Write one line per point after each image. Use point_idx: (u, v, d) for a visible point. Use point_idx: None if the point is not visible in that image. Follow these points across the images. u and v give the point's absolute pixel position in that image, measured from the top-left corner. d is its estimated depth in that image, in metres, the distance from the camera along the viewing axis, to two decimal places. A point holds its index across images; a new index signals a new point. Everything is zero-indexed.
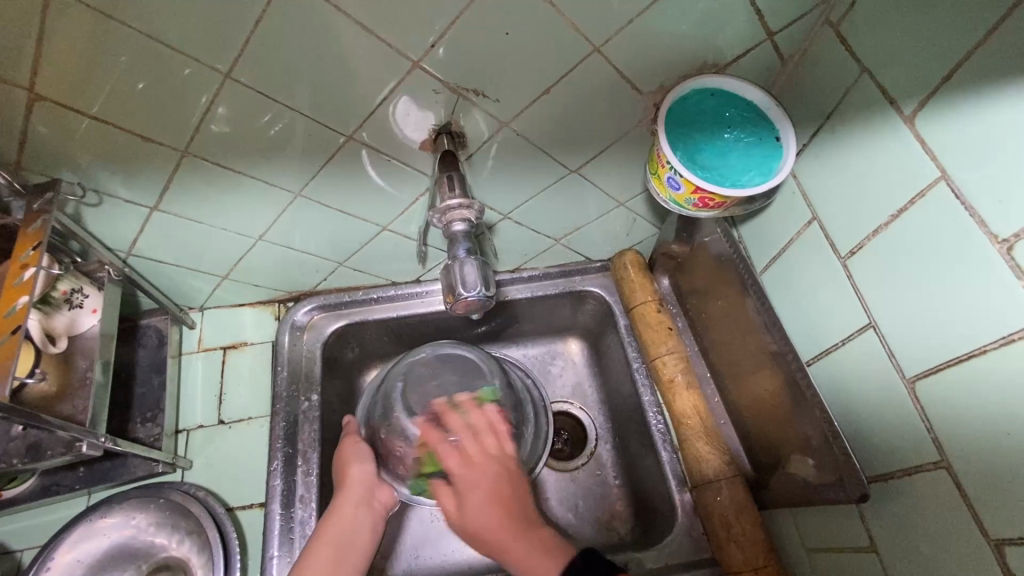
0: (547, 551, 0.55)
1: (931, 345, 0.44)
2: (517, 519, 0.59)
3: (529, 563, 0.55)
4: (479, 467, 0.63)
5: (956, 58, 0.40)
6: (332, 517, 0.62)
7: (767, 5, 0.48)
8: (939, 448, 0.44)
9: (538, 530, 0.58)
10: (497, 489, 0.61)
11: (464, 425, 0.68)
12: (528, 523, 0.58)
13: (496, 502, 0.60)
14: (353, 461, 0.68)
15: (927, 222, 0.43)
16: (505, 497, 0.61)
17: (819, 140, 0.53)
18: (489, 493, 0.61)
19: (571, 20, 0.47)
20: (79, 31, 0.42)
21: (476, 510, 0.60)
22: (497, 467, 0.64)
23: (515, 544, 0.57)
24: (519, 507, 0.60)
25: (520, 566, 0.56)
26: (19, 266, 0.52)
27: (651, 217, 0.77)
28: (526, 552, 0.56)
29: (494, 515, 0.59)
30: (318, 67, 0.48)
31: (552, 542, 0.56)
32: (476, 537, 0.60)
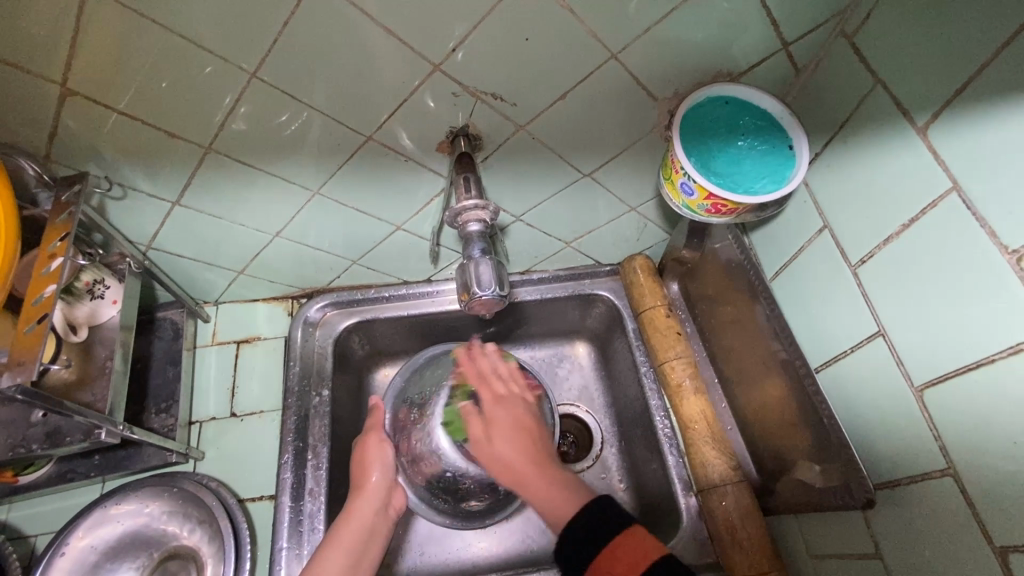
0: (558, 487, 0.54)
1: (939, 353, 0.45)
2: (536, 458, 0.58)
3: (547, 497, 0.54)
4: (507, 403, 0.64)
5: (969, 72, 0.40)
6: (351, 520, 0.63)
7: (782, 16, 0.49)
8: (945, 455, 0.44)
9: (557, 467, 0.57)
10: (521, 423, 0.62)
11: (489, 368, 0.69)
12: (545, 463, 0.58)
13: (521, 430, 0.61)
14: (373, 467, 0.69)
15: (938, 232, 0.44)
16: (529, 431, 0.61)
17: (832, 149, 0.54)
18: (516, 430, 0.61)
19: (589, 27, 0.48)
20: (113, 29, 0.44)
21: (503, 441, 0.60)
22: (525, 405, 0.65)
23: (535, 477, 0.56)
24: (539, 448, 0.60)
25: (536, 498, 0.55)
26: (46, 256, 0.54)
27: (661, 222, 0.77)
28: (546, 487, 0.55)
29: (523, 458, 0.58)
30: (341, 68, 0.49)
31: (576, 485, 0.54)
32: (515, 477, 0.58)
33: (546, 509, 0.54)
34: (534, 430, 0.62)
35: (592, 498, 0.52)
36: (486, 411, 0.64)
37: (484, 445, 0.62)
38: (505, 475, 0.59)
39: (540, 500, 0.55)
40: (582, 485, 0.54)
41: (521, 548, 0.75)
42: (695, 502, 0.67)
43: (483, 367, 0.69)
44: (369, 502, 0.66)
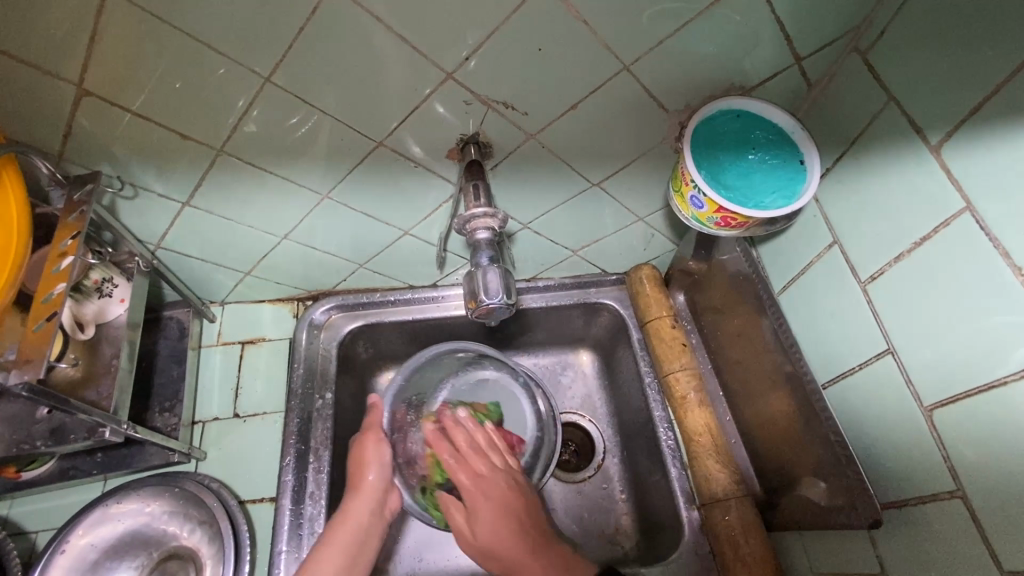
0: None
1: (950, 372, 0.44)
2: (526, 542, 0.63)
3: None
4: (486, 484, 0.67)
5: (983, 92, 0.40)
6: (345, 521, 0.64)
7: (796, 31, 0.49)
8: (954, 476, 0.44)
9: (556, 546, 0.63)
10: (508, 509, 0.65)
11: (464, 441, 0.72)
12: (541, 542, 0.63)
13: (509, 522, 0.64)
14: (370, 466, 0.68)
15: (949, 251, 0.43)
16: (514, 508, 0.65)
17: (843, 164, 0.54)
18: (500, 514, 0.65)
19: (602, 38, 0.48)
20: (130, 32, 0.44)
21: (489, 530, 0.64)
22: (504, 481, 0.68)
23: (531, 560, 0.61)
24: (525, 514, 0.65)
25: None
26: (57, 254, 0.54)
27: (668, 233, 0.77)
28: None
29: (501, 534, 0.63)
30: (353, 74, 0.50)
31: (569, 569, 0.61)
32: (485, 558, 0.64)
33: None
34: (512, 500, 0.66)
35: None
36: (466, 499, 0.67)
37: (473, 522, 0.65)
38: (494, 568, 0.63)
39: (529, 572, 0.61)
40: (580, 567, 0.62)
41: None
42: (697, 516, 0.67)
43: (461, 441, 0.72)
44: (365, 501, 0.65)
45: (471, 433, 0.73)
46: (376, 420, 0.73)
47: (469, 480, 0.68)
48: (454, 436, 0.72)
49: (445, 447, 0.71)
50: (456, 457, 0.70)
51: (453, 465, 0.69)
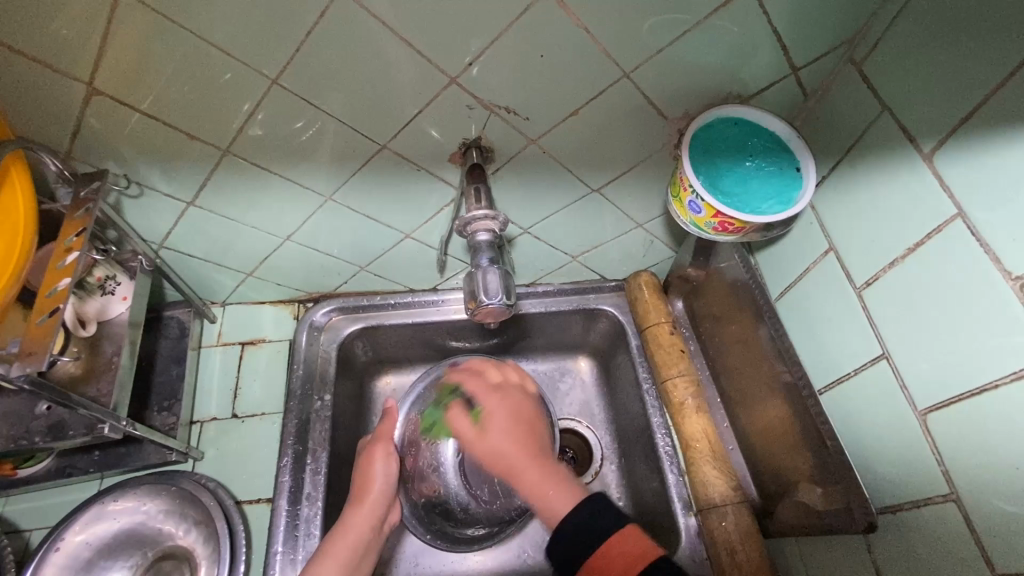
0: (563, 482, 0.53)
1: (943, 377, 0.45)
2: (520, 438, 0.57)
3: (543, 492, 0.53)
4: (507, 391, 0.63)
5: (974, 101, 0.41)
6: (348, 532, 0.63)
7: (792, 42, 0.50)
8: (949, 480, 0.44)
9: (556, 463, 0.55)
10: (520, 415, 0.60)
11: (484, 377, 0.67)
12: (548, 458, 0.56)
13: (516, 421, 0.59)
14: (375, 479, 0.67)
15: (942, 257, 0.44)
16: (522, 417, 0.60)
17: (839, 172, 0.55)
18: (512, 415, 0.60)
19: (603, 46, 0.49)
20: (141, 33, 0.45)
21: (499, 429, 0.58)
22: (525, 398, 0.63)
23: (532, 468, 0.54)
24: (540, 441, 0.58)
25: (533, 491, 0.53)
26: (62, 250, 0.55)
27: (667, 240, 0.78)
28: (536, 478, 0.53)
29: (511, 438, 0.57)
30: (358, 78, 0.51)
31: (566, 476, 0.54)
32: (497, 462, 0.57)
33: (561, 501, 0.52)
34: (522, 418, 0.60)
35: (584, 495, 0.51)
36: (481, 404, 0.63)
37: (482, 441, 0.58)
38: (501, 467, 0.56)
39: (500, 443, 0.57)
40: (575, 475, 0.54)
41: (516, 562, 0.75)
42: (694, 522, 0.67)
43: (496, 373, 0.67)
44: (369, 514, 0.65)
45: (488, 374, 0.68)
46: (386, 432, 0.71)
47: (472, 423, 0.60)
48: (467, 379, 0.67)
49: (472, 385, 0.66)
50: (485, 389, 0.64)
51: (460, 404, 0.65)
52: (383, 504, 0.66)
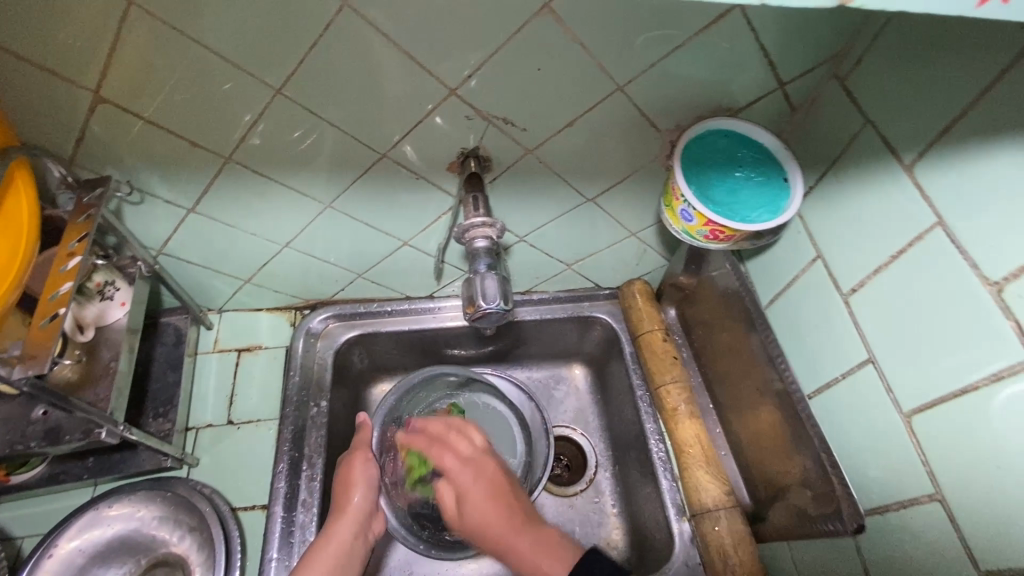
0: (550, 552, 0.59)
1: (926, 381, 0.46)
2: (494, 488, 0.66)
3: (534, 560, 0.59)
4: (479, 464, 0.69)
5: (952, 116, 0.43)
6: (329, 542, 0.62)
7: (780, 58, 0.52)
8: (934, 480, 0.45)
9: (541, 528, 0.62)
10: (496, 484, 0.67)
11: (441, 428, 0.73)
12: (529, 520, 0.64)
13: (494, 494, 0.66)
14: (352, 489, 0.68)
15: (924, 263, 0.46)
16: (501, 488, 0.66)
17: (825, 183, 0.57)
18: (492, 495, 0.65)
19: (598, 61, 0.51)
20: (148, 43, 0.46)
21: (477, 506, 0.65)
22: (489, 460, 0.70)
23: (518, 535, 0.62)
24: (514, 501, 0.65)
25: (519, 557, 0.61)
26: (65, 255, 0.55)
27: (661, 249, 0.80)
28: (526, 550, 0.60)
29: (486, 516, 0.64)
30: (360, 89, 0.52)
31: (552, 541, 0.61)
32: (489, 539, 0.63)
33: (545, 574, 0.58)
34: (500, 491, 0.66)
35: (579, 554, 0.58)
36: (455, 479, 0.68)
37: (469, 501, 0.66)
38: (484, 536, 0.64)
39: (519, 543, 0.61)
40: (567, 543, 0.61)
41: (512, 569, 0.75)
42: (687, 527, 0.68)
43: (465, 448, 0.71)
44: (349, 523, 0.64)
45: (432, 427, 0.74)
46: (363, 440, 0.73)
47: (469, 475, 0.68)
48: (415, 434, 0.74)
49: (422, 440, 0.73)
50: (457, 450, 0.71)
51: (436, 447, 0.72)
52: (363, 511, 0.66)
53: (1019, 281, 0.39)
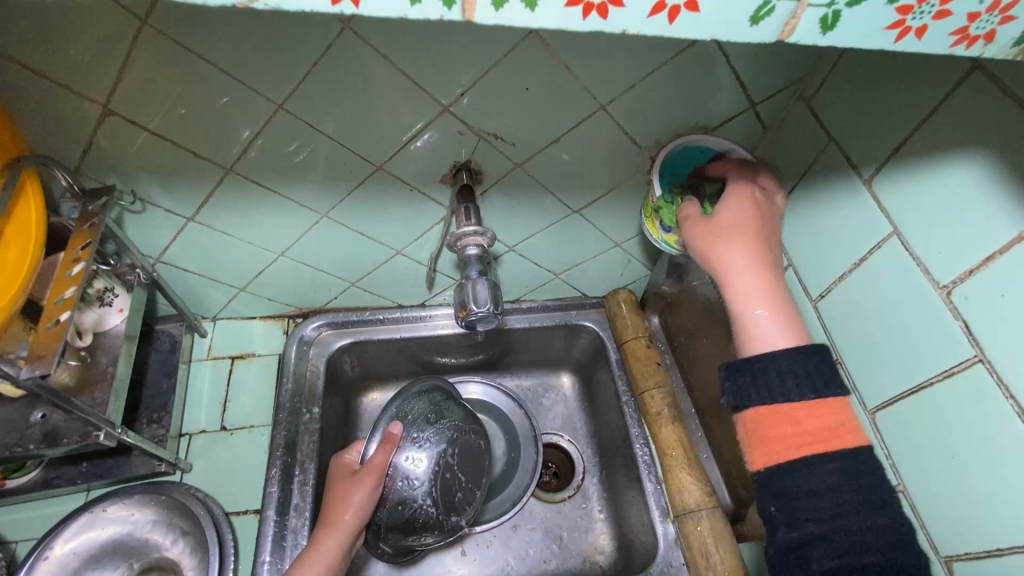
0: (783, 315, 0.48)
1: (888, 379, 0.49)
2: (765, 257, 0.50)
3: (775, 345, 0.47)
4: (749, 207, 0.53)
5: (902, 134, 0.47)
6: (319, 559, 0.61)
7: (750, 80, 0.56)
8: (895, 471, 0.50)
9: (784, 298, 0.49)
10: (761, 227, 0.52)
11: (727, 220, 0.52)
12: (769, 261, 0.50)
13: (769, 294, 0.49)
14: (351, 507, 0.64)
15: (884, 270, 0.49)
16: (767, 257, 0.50)
17: (795, 197, 0.60)
18: (751, 235, 0.50)
19: (582, 82, 0.54)
20: (157, 59, 0.49)
21: (740, 253, 0.50)
22: (755, 210, 0.53)
23: (763, 300, 0.48)
24: (773, 243, 0.52)
25: (784, 373, 0.45)
26: (70, 260, 0.57)
27: (644, 259, 0.83)
28: (778, 343, 0.46)
29: (767, 282, 0.49)
30: (358, 105, 0.55)
31: (782, 329, 0.47)
32: (711, 251, 0.52)
33: (776, 345, 0.46)
34: (761, 227, 0.52)
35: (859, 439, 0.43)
36: (716, 215, 0.53)
37: (750, 305, 0.49)
38: (734, 302, 0.50)
39: (767, 330, 0.47)
40: (799, 318, 0.48)
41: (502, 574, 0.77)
42: (672, 528, 0.70)
43: (732, 214, 0.52)
44: (340, 540, 0.62)
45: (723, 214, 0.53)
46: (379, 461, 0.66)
47: (734, 239, 0.51)
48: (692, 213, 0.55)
49: (704, 226, 0.53)
50: (738, 225, 0.51)
51: (714, 231, 0.52)
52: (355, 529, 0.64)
53: (966, 284, 0.42)
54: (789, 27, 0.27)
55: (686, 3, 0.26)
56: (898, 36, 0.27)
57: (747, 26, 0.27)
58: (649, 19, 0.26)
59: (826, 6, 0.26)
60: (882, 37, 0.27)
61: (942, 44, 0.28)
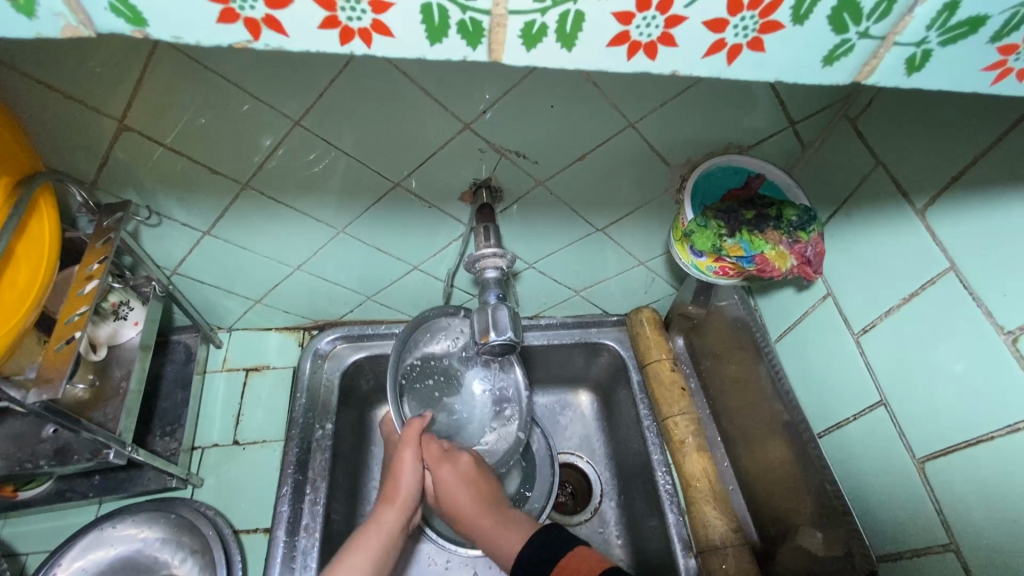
0: (511, 527, 0.61)
1: (945, 426, 0.46)
2: (486, 502, 0.64)
3: (501, 535, 0.61)
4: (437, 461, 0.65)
5: (964, 161, 0.43)
6: (377, 531, 0.61)
7: (790, 99, 0.52)
8: (947, 529, 0.46)
9: (507, 511, 0.64)
10: (468, 475, 0.65)
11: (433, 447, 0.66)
12: (495, 505, 0.64)
13: (469, 484, 0.64)
14: (403, 474, 0.64)
15: (940, 306, 0.46)
16: (475, 476, 0.65)
17: (837, 220, 0.57)
18: (468, 471, 0.65)
19: (611, 100, 0.51)
20: (170, 73, 0.47)
21: (452, 486, 0.64)
22: (480, 471, 0.66)
23: (484, 517, 0.62)
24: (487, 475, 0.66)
25: (493, 543, 0.61)
26: (83, 277, 0.57)
27: (669, 278, 0.80)
28: (489, 530, 0.62)
29: (472, 490, 0.64)
30: (373, 122, 0.53)
31: (518, 523, 0.62)
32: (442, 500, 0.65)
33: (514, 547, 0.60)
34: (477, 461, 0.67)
35: (531, 533, 0.60)
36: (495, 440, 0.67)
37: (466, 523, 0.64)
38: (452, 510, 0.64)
39: (505, 540, 0.61)
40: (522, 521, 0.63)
41: None
42: (693, 564, 0.66)
43: (455, 469, 0.65)
44: (400, 514, 0.63)
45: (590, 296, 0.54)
46: (414, 436, 0.65)
47: (456, 487, 0.64)
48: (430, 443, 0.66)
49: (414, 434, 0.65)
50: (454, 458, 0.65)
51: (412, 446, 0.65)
52: (413, 504, 0.64)
53: None
54: (870, 66, 0.26)
55: (751, 41, 0.25)
56: (999, 77, 0.26)
57: (820, 66, 0.26)
58: (703, 59, 0.26)
59: (915, 45, 0.25)
60: (980, 78, 0.26)
61: (973, 78, 0.26)
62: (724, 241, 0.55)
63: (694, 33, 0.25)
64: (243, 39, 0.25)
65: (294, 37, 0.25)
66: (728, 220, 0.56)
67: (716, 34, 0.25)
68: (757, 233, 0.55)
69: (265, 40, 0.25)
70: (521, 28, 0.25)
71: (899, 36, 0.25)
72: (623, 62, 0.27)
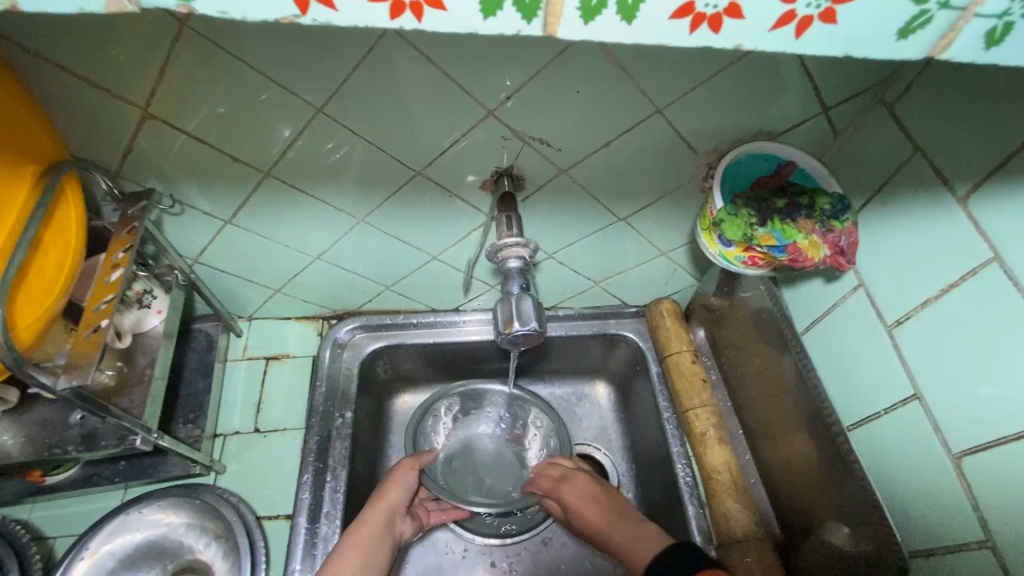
0: (630, 523, 0.65)
1: (983, 421, 0.45)
2: (619, 513, 0.67)
3: (634, 547, 0.62)
4: (576, 486, 0.71)
5: (1012, 146, 0.41)
6: (362, 532, 0.64)
7: (824, 84, 0.51)
8: (984, 527, 0.45)
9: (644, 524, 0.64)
10: (597, 492, 0.70)
11: (558, 472, 0.74)
12: (626, 515, 0.66)
13: (594, 501, 0.69)
14: (397, 487, 0.69)
15: (981, 297, 0.44)
16: (601, 493, 0.69)
17: (870, 210, 0.55)
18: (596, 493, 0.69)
19: (638, 84, 0.50)
20: (194, 59, 0.46)
21: (587, 507, 0.68)
22: (590, 481, 0.71)
23: (616, 529, 0.65)
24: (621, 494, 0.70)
25: (619, 547, 0.63)
26: (110, 266, 0.57)
27: (691, 268, 0.78)
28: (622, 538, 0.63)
29: (603, 510, 0.68)
30: (396, 109, 0.52)
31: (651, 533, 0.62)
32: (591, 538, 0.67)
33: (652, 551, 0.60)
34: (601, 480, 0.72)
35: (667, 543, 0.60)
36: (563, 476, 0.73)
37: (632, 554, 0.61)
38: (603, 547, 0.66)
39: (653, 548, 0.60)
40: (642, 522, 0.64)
41: None
42: (713, 557, 0.65)
43: (575, 494, 0.70)
44: (383, 516, 0.66)
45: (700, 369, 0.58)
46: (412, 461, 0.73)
47: (595, 510, 0.68)
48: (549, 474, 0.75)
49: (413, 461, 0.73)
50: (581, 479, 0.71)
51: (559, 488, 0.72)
52: (396, 508, 0.67)
53: None
54: (947, 39, 0.25)
55: (822, 13, 0.24)
56: None
57: (893, 40, 0.25)
58: (769, 32, 0.25)
59: (998, 16, 0.23)
60: None
61: None
62: (756, 229, 0.54)
63: (762, 5, 0.24)
64: (291, 14, 0.24)
65: (343, 10, 0.24)
66: (761, 210, 0.55)
67: (785, 6, 0.24)
68: (789, 223, 0.54)
69: (313, 14, 0.24)
70: (580, 2, 0.24)
71: (982, 7, 0.23)
72: (684, 37, 0.26)
